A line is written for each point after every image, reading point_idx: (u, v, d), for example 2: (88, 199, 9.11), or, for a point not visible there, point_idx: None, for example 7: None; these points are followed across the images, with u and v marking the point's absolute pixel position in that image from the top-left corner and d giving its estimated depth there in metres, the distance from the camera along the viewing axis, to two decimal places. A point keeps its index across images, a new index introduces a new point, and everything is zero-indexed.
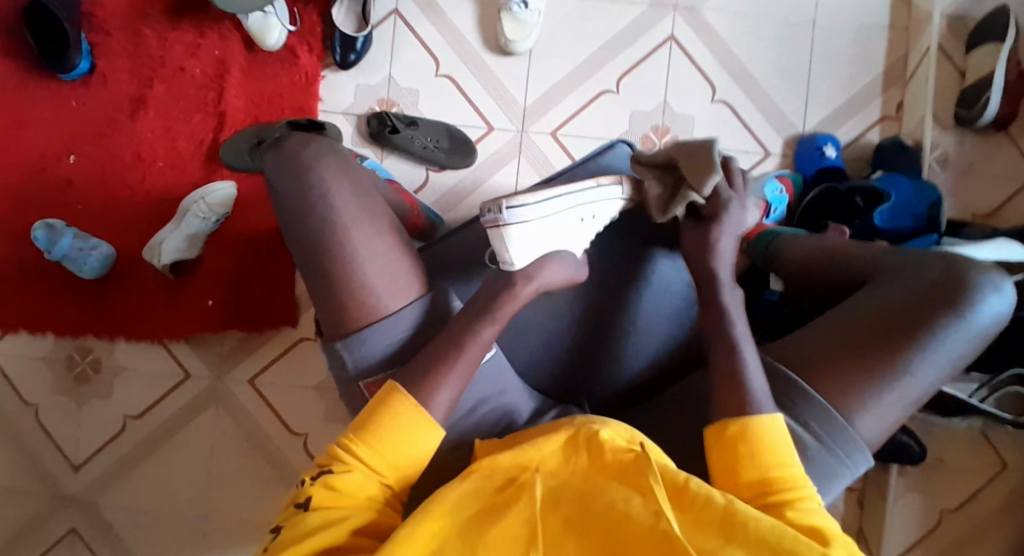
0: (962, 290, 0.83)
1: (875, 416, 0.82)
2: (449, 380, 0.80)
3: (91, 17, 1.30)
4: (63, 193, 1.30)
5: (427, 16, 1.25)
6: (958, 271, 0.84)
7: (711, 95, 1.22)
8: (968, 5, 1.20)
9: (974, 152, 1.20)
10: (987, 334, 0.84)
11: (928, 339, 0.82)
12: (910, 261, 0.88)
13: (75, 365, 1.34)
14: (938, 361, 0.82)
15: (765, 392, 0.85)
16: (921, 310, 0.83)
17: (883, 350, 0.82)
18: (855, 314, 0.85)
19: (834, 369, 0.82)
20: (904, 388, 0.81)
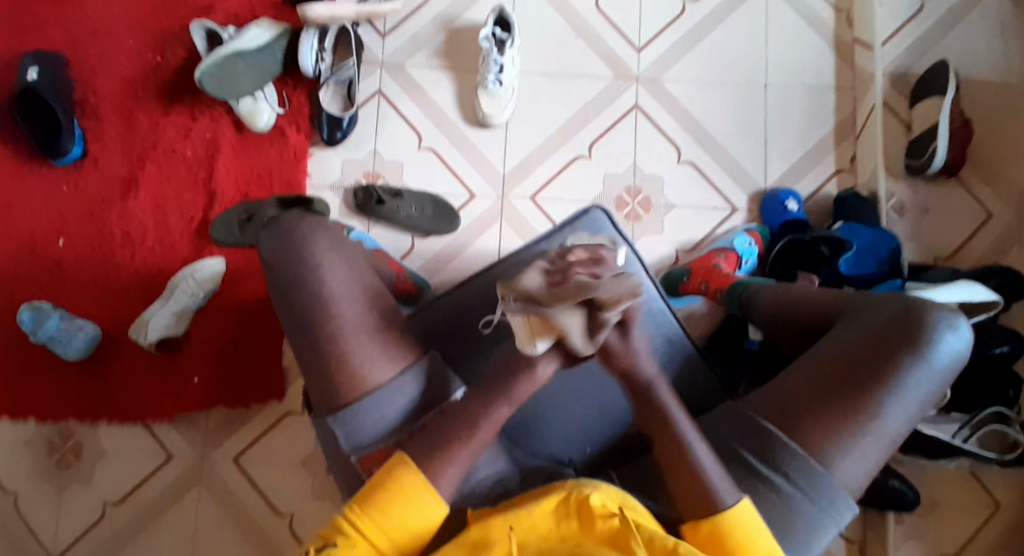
0: (921, 332, 0.87)
1: (852, 459, 0.85)
2: (456, 444, 0.84)
3: (84, 105, 1.36)
4: (54, 273, 1.33)
5: (408, 93, 1.33)
6: (914, 313, 0.89)
7: (677, 156, 1.30)
8: (907, 65, 1.30)
9: (927, 197, 1.28)
10: (949, 373, 0.88)
11: (894, 383, 0.86)
12: (871, 307, 0.93)
13: (55, 450, 1.31)
14: (907, 403, 0.85)
15: (747, 441, 0.89)
16: (882, 356, 0.87)
17: (851, 396, 0.86)
18: (821, 362, 0.90)
19: (808, 415, 0.87)
20: (878, 433, 0.85)
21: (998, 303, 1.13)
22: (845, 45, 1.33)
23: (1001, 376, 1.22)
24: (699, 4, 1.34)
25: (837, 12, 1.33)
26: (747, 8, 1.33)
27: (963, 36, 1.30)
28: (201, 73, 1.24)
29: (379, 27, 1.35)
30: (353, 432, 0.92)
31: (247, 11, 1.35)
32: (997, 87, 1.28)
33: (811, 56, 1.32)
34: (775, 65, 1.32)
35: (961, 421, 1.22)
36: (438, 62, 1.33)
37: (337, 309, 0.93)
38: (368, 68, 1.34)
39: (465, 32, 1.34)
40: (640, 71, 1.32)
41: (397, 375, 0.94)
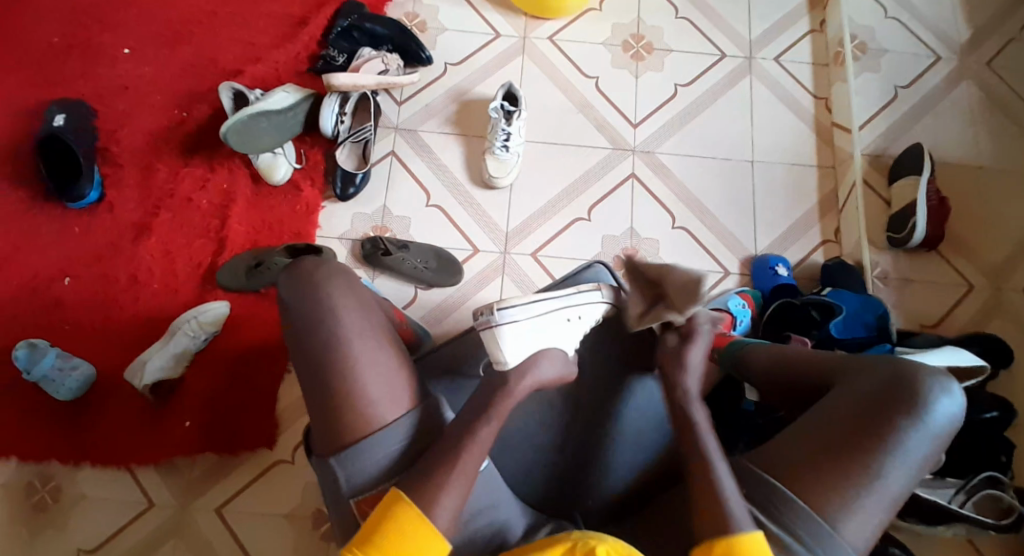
0: (915, 393, 0.87)
1: (857, 522, 0.84)
2: (462, 481, 0.82)
3: (105, 153, 1.41)
4: (53, 312, 1.32)
5: (421, 156, 1.41)
6: (909, 375, 0.89)
7: (671, 222, 1.38)
8: (884, 147, 1.41)
9: (909, 269, 1.35)
10: (945, 437, 0.88)
11: (892, 444, 0.85)
12: (866, 369, 0.93)
13: (34, 492, 1.27)
14: (907, 464, 0.85)
15: (752, 497, 0.87)
16: (878, 415, 0.87)
17: (852, 456, 0.85)
18: (820, 422, 0.89)
19: (812, 473, 0.86)
20: (879, 493, 0.84)
21: (988, 368, 1.14)
22: (824, 129, 1.45)
23: (992, 442, 1.19)
24: (691, 88, 1.46)
25: (816, 101, 1.47)
26: (735, 94, 1.46)
27: (932, 124, 1.42)
28: (228, 126, 1.27)
29: (396, 96, 1.45)
30: (355, 475, 0.89)
31: (274, 77, 1.45)
32: (966, 170, 1.39)
33: (792, 137, 1.44)
34: (760, 144, 1.43)
35: (956, 486, 1.16)
36: (449, 129, 1.43)
37: (342, 324, 0.93)
38: (383, 131, 1.43)
39: (476, 103, 1.45)
40: (635, 144, 1.42)
41: (401, 416, 0.91)
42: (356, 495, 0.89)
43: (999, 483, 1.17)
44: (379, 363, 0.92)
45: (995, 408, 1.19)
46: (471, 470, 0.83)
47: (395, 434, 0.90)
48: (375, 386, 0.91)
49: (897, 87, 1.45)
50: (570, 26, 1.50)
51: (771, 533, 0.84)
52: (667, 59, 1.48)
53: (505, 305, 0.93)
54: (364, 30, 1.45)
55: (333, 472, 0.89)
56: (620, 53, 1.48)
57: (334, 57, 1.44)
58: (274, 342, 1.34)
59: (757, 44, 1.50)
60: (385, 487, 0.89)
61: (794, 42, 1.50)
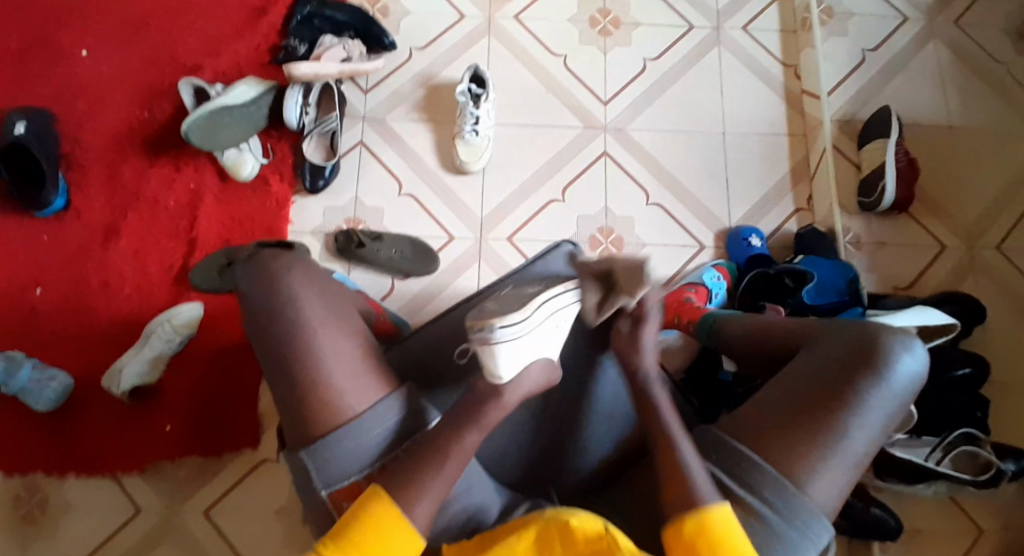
0: (876, 353, 0.89)
1: (824, 482, 0.85)
2: (441, 481, 0.84)
3: (68, 157, 1.38)
4: (26, 323, 1.31)
5: (390, 145, 1.39)
6: (871, 337, 0.91)
7: (645, 198, 1.37)
8: (853, 112, 1.41)
9: (881, 233, 1.36)
10: (909, 393, 0.89)
11: (856, 403, 0.87)
12: (829, 332, 0.94)
13: (22, 503, 1.27)
14: (872, 423, 0.86)
15: (726, 474, 0.89)
16: (842, 377, 0.88)
17: (818, 418, 0.87)
18: (786, 388, 0.91)
19: (779, 436, 0.87)
20: (846, 451, 0.86)
21: (957, 326, 1.16)
22: (794, 96, 1.44)
23: (966, 399, 1.22)
24: (659, 61, 1.45)
25: (786, 68, 1.46)
26: (704, 65, 1.45)
27: (901, 86, 1.42)
28: (188, 124, 1.28)
29: (361, 84, 1.43)
30: (325, 466, 0.89)
31: (235, 70, 1.42)
32: (936, 131, 1.39)
33: (763, 106, 1.43)
34: (731, 115, 1.42)
35: (931, 444, 1.20)
36: (417, 115, 1.41)
37: (317, 326, 0.93)
38: (350, 121, 1.41)
39: (443, 88, 1.42)
40: (607, 121, 1.41)
41: (372, 406, 0.91)
42: (329, 485, 0.90)
43: (976, 439, 1.19)
44: (353, 360, 0.93)
45: (968, 364, 1.21)
46: (449, 466, 0.85)
47: (365, 423, 0.90)
48: (348, 383, 0.91)
49: (865, 51, 1.45)
50: (536, 4, 1.48)
51: (743, 500, 0.86)
52: (635, 33, 1.46)
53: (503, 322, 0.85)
54: (324, 17, 1.42)
55: (304, 464, 0.90)
56: (587, 29, 1.46)
57: (296, 48, 1.40)
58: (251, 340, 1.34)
59: (725, 13, 1.48)
60: (357, 479, 0.90)
61: (761, 8, 1.49)
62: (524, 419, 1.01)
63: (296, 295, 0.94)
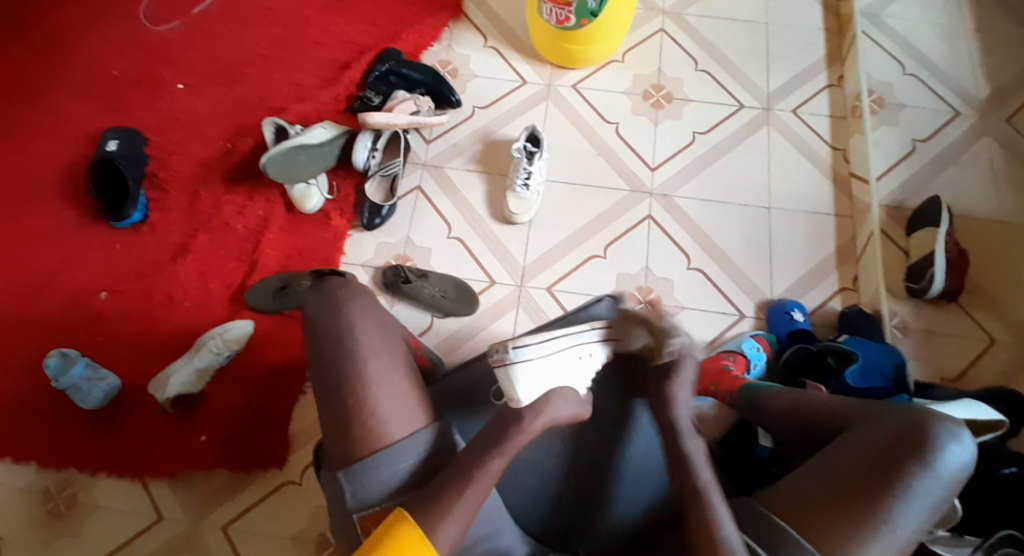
0: (924, 439, 0.87)
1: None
2: (462, 508, 0.85)
3: (153, 178, 1.50)
4: (89, 324, 1.39)
5: (446, 192, 1.47)
6: (920, 422, 0.89)
7: (687, 263, 1.40)
8: (902, 199, 1.42)
9: (930, 320, 1.34)
10: (956, 486, 0.87)
11: (902, 489, 0.85)
12: (877, 414, 0.93)
13: (51, 498, 1.31)
14: (917, 510, 0.84)
15: (757, 537, 0.86)
16: (888, 461, 0.87)
17: (861, 500, 0.85)
18: (831, 466, 0.89)
19: (822, 512, 0.85)
20: (888, 536, 0.83)
21: (1008, 423, 1.10)
22: (843, 179, 1.47)
23: (1016, 501, 1.14)
24: (709, 135, 1.50)
25: (835, 152, 1.49)
26: (754, 142, 1.50)
27: (951, 177, 1.43)
28: (267, 159, 1.35)
29: (425, 135, 1.52)
30: (361, 490, 0.91)
31: (314, 114, 1.54)
32: (987, 225, 1.39)
33: (812, 187, 1.46)
34: (779, 192, 1.45)
35: (973, 545, 1.08)
36: (474, 168, 1.49)
37: (366, 344, 0.98)
38: (411, 167, 1.50)
39: (501, 144, 1.51)
40: (653, 187, 1.45)
41: (410, 434, 0.93)
42: (361, 510, 0.91)
43: (1022, 544, 1.09)
44: (395, 381, 0.96)
45: (1015, 465, 1.16)
46: (473, 491, 0.86)
47: (402, 450, 0.92)
48: (389, 406, 0.94)
49: (915, 141, 1.47)
50: (594, 75, 1.57)
51: None
52: (686, 108, 1.53)
53: (518, 344, 0.96)
54: (400, 75, 1.53)
55: (340, 486, 0.91)
56: (640, 102, 1.54)
57: (371, 99, 1.53)
58: (295, 362, 1.39)
59: (776, 96, 1.54)
60: (387, 505, 0.91)
61: (812, 94, 1.55)
62: (547, 455, 1.02)
63: (350, 318, 0.99)
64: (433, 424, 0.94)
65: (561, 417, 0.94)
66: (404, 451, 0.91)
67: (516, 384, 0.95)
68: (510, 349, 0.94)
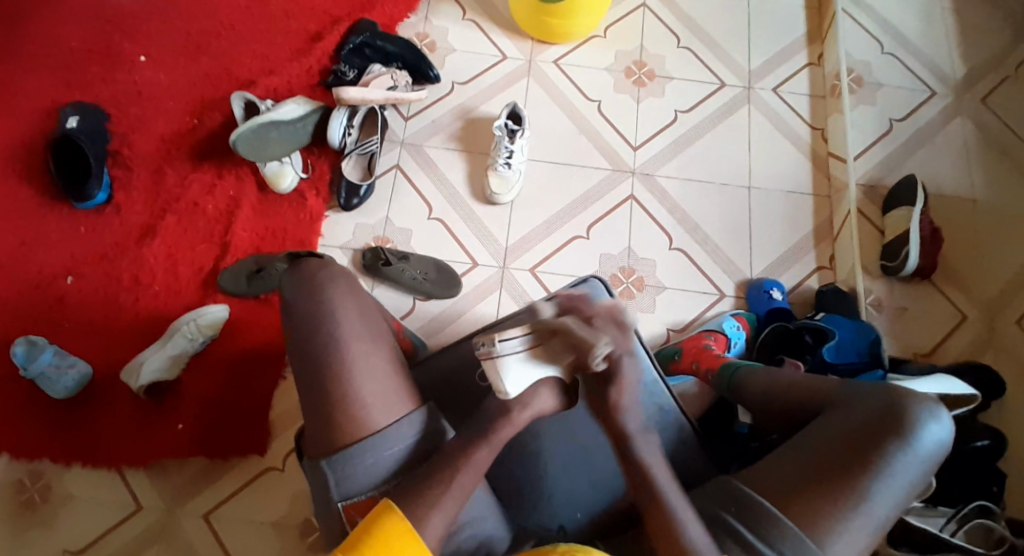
0: (903, 418, 0.88)
1: (843, 546, 0.84)
2: (453, 496, 0.84)
3: (116, 156, 1.44)
4: (53, 309, 1.34)
5: (425, 171, 1.44)
6: (898, 403, 0.90)
7: (668, 243, 1.40)
8: (878, 178, 1.44)
9: (903, 297, 1.37)
10: (933, 464, 0.89)
11: (881, 468, 0.86)
12: (856, 395, 0.94)
13: (23, 490, 1.27)
14: (895, 487, 0.86)
15: (741, 515, 0.87)
16: (867, 441, 0.88)
17: (842, 479, 0.86)
18: (812, 446, 0.90)
19: (802, 495, 0.86)
20: (867, 513, 0.85)
21: (978, 397, 1.14)
22: (821, 159, 1.48)
23: (982, 471, 1.18)
24: (691, 113, 1.49)
25: (813, 131, 1.50)
26: (734, 121, 1.49)
27: (927, 157, 1.45)
28: (237, 134, 1.31)
29: (403, 111, 1.48)
30: (344, 480, 0.90)
31: (285, 89, 1.49)
32: (959, 204, 1.41)
33: (791, 166, 1.46)
34: (759, 172, 1.46)
35: (946, 515, 1.13)
36: (453, 145, 1.46)
37: (347, 333, 0.95)
38: (389, 145, 1.46)
39: (480, 122, 1.48)
40: (635, 166, 1.45)
41: (395, 422, 0.92)
42: (345, 498, 0.90)
43: (991, 513, 1.13)
44: (377, 366, 0.94)
45: (986, 437, 1.19)
46: (463, 479, 0.86)
47: (386, 439, 0.90)
48: (373, 395, 0.92)
49: (892, 120, 1.49)
50: (575, 50, 1.54)
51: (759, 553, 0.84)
52: (668, 86, 1.52)
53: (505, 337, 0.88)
54: (375, 48, 1.48)
55: (322, 474, 0.90)
56: (622, 79, 1.52)
57: (345, 73, 1.48)
58: (270, 345, 1.36)
59: (756, 74, 1.54)
60: (372, 494, 0.90)
61: (792, 73, 1.54)
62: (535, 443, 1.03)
63: (330, 303, 0.97)
64: (421, 408, 0.93)
65: (548, 408, 0.91)
66: (387, 440, 0.90)
67: (505, 378, 0.88)
68: (500, 342, 0.87)
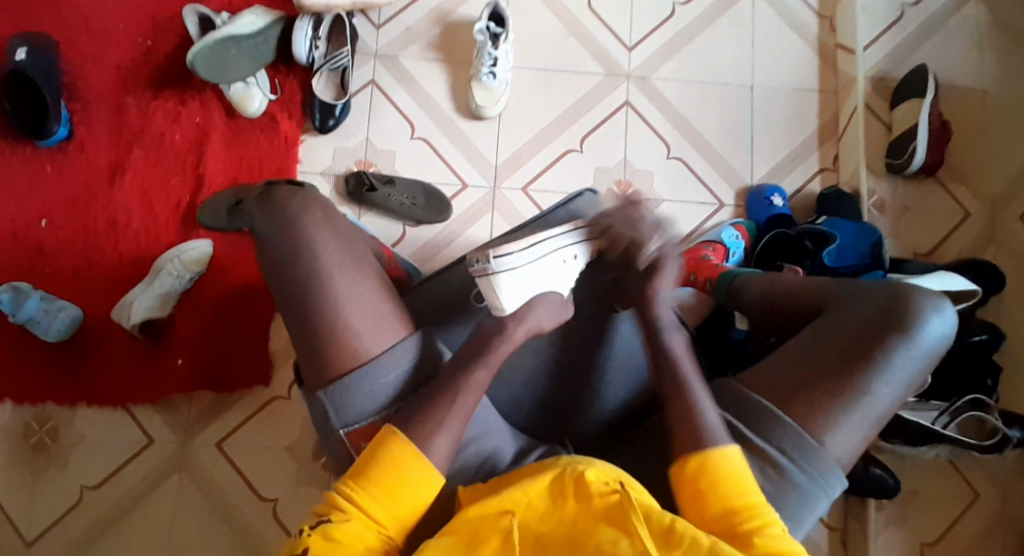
0: (905, 311, 0.83)
1: (842, 439, 0.81)
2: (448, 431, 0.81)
3: (72, 86, 1.34)
4: (32, 254, 1.29)
5: (404, 86, 1.34)
6: (901, 296, 0.85)
7: (666, 152, 1.33)
8: (887, 69, 1.36)
9: (907, 196, 1.32)
10: (936, 355, 0.84)
11: (882, 361, 0.82)
12: (856, 291, 0.89)
13: (32, 433, 1.29)
14: (896, 380, 0.82)
15: (739, 416, 0.84)
16: (867, 335, 0.83)
17: (842, 373, 0.81)
18: (810, 342, 0.85)
19: (800, 389, 0.82)
20: (867, 406, 0.81)
21: (978, 293, 1.14)
22: (827, 50, 1.38)
23: (980, 364, 1.19)
24: (689, 7, 1.38)
25: (821, 20, 1.39)
26: (735, 13, 1.38)
27: (939, 44, 1.36)
28: (194, 55, 1.21)
29: (373, 19, 1.37)
30: (343, 409, 0.87)
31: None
32: (971, 93, 1.34)
33: (795, 60, 1.37)
34: (761, 69, 1.36)
35: (939, 408, 1.18)
36: (433, 56, 1.35)
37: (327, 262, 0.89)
38: (361, 59, 1.35)
39: (460, 27, 1.37)
40: (631, 70, 1.35)
41: (390, 347, 0.88)
42: (347, 425, 0.87)
43: (984, 405, 1.17)
44: (361, 294, 0.89)
45: (983, 332, 1.19)
46: (462, 399, 0.83)
47: (382, 365, 0.87)
48: (362, 320, 0.88)
49: (904, 4, 1.38)
50: None
51: (757, 451, 0.81)
52: None
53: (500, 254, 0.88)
54: None
55: (321, 405, 0.88)
56: None
57: None
58: (259, 281, 1.33)
59: None
60: (375, 419, 0.88)
61: None
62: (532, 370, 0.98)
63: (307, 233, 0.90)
64: (412, 333, 0.89)
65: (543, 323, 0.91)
66: (383, 365, 0.87)
67: (499, 294, 0.88)
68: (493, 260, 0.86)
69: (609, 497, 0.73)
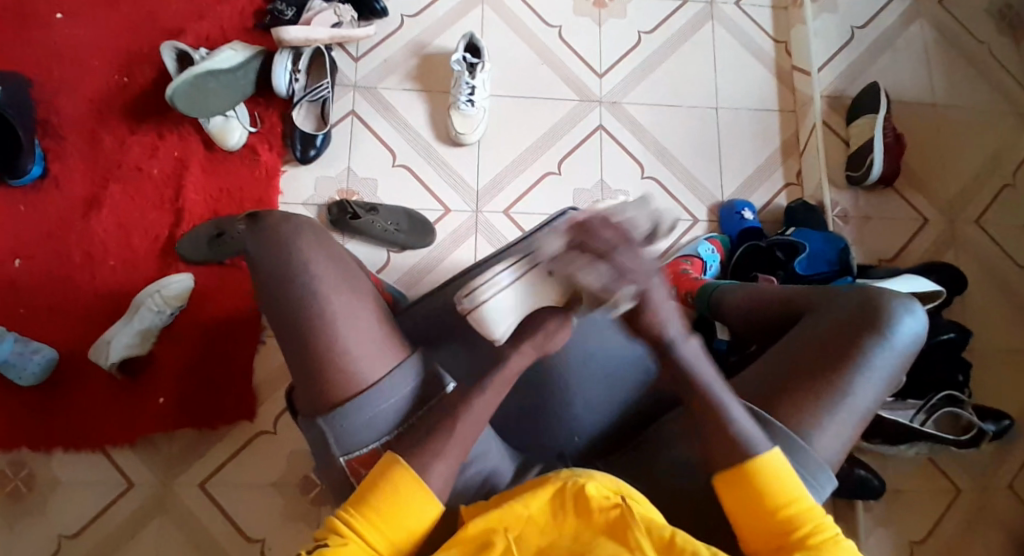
0: (877, 313, 0.86)
1: (827, 439, 0.82)
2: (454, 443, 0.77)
3: (46, 124, 1.34)
4: (5, 293, 1.27)
5: (383, 115, 1.37)
6: (872, 300, 0.88)
7: (640, 172, 1.38)
8: (841, 88, 1.44)
9: (868, 206, 1.39)
10: (909, 356, 0.87)
11: (860, 360, 0.84)
12: (829, 298, 0.92)
13: (6, 481, 1.24)
14: (875, 379, 0.84)
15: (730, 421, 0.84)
16: (845, 336, 0.86)
17: (822, 374, 0.84)
18: (791, 347, 0.88)
19: (785, 389, 0.84)
20: (848, 406, 0.83)
21: (943, 293, 1.21)
22: (785, 73, 1.46)
23: (951, 362, 1.25)
24: (655, 35, 1.45)
25: (777, 45, 1.47)
26: (697, 40, 1.46)
27: (887, 64, 1.46)
28: (173, 89, 1.24)
29: (352, 52, 1.40)
30: (344, 436, 0.81)
31: (221, 36, 1.39)
32: (919, 108, 1.43)
33: (755, 83, 1.45)
34: (724, 91, 1.43)
35: (916, 407, 1.22)
36: (411, 85, 1.39)
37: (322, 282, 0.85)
38: (341, 90, 1.38)
39: (437, 57, 1.41)
40: (602, 95, 1.41)
41: (388, 373, 0.83)
42: (347, 453, 0.82)
43: (959, 402, 1.22)
44: (356, 315, 0.84)
45: (951, 330, 1.24)
46: (465, 419, 0.79)
47: (384, 389, 0.82)
48: (361, 344, 0.82)
49: (854, 28, 1.48)
50: None
51: None
52: (629, 6, 1.47)
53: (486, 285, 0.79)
54: None
55: (320, 432, 0.82)
56: (581, 1, 1.46)
57: (283, 12, 1.38)
58: (242, 312, 1.32)
59: None
60: (377, 446, 0.82)
61: None
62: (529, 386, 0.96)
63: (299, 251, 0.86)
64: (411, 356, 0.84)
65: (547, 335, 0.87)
66: (383, 392, 0.81)
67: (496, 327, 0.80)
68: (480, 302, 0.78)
69: (609, 511, 0.69)
